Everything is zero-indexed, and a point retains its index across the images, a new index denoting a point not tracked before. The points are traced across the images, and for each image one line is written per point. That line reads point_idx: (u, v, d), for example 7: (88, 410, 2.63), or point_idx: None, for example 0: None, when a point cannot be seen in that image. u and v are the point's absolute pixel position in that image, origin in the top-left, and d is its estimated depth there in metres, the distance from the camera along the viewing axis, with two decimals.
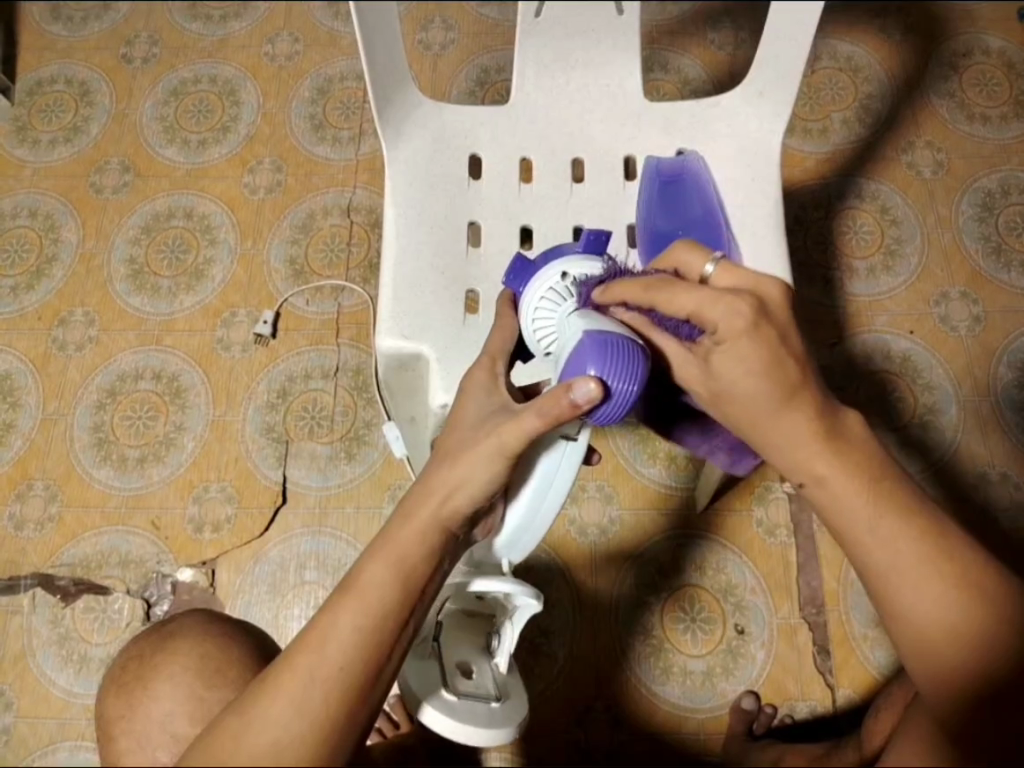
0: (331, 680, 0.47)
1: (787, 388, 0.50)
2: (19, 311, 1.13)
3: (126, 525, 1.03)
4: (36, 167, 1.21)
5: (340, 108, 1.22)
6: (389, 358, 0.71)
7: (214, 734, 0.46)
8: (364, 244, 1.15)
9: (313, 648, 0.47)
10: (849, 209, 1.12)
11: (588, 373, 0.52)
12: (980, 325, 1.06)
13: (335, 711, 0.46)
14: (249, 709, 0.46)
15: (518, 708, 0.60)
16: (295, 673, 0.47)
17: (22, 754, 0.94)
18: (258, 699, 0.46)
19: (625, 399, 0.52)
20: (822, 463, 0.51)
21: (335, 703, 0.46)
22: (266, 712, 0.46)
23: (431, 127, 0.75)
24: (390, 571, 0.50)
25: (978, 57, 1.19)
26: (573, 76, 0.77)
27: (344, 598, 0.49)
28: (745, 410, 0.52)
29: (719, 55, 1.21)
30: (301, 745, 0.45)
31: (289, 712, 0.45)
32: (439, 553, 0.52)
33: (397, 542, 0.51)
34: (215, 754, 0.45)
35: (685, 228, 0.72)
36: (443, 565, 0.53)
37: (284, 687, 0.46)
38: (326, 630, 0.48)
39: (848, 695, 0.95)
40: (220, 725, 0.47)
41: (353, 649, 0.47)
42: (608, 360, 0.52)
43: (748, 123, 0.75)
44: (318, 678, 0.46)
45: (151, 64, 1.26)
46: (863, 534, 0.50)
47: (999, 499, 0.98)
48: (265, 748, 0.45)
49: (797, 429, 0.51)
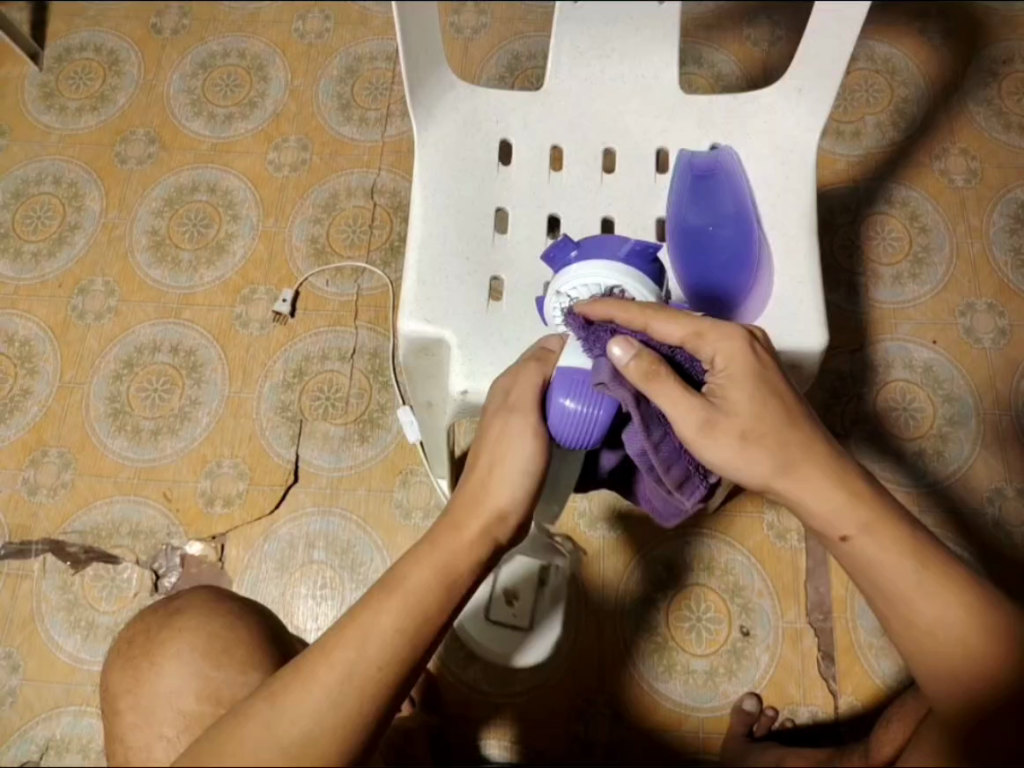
0: (367, 680, 0.47)
1: (802, 456, 0.51)
2: (40, 278, 1.14)
3: (138, 495, 1.04)
4: (61, 134, 1.21)
5: (368, 89, 1.21)
6: (411, 342, 0.71)
7: (245, 716, 0.46)
8: (386, 226, 1.14)
9: (353, 644, 0.47)
10: (878, 214, 1.11)
11: (562, 401, 0.55)
12: (1004, 338, 1.05)
13: (367, 710, 0.47)
14: (283, 696, 0.46)
15: None
16: (332, 668, 0.46)
17: (27, 717, 0.95)
18: (292, 689, 0.46)
19: (594, 426, 0.55)
20: (866, 513, 0.50)
21: (366, 703, 0.47)
22: (301, 703, 0.46)
23: (463, 111, 0.75)
24: (434, 579, 0.50)
25: (1018, 65, 1.17)
26: (608, 66, 0.75)
27: (386, 600, 0.49)
28: (783, 461, 0.51)
29: (754, 52, 1.19)
30: (330, 739, 0.45)
31: (323, 707, 0.46)
32: (479, 560, 0.52)
33: (445, 549, 0.51)
34: (245, 740, 0.45)
35: (716, 224, 0.73)
36: (483, 575, 0.53)
37: (319, 681, 0.46)
38: (368, 627, 0.48)
39: (850, 702, 0.95)
40: (249, 706, 0.46)
41: (392, 652, 0.47)
42: (578, 391, 0.55)
43: (785, 121, 0.74)
44: (355, 677, 0.46)
45: (181, 35, 1.25)
46: (883, 586, 0.51)
47: (1013, 514, 0.98)
48: (294, 741, 0.45)
49: (829, 497, 0.51)
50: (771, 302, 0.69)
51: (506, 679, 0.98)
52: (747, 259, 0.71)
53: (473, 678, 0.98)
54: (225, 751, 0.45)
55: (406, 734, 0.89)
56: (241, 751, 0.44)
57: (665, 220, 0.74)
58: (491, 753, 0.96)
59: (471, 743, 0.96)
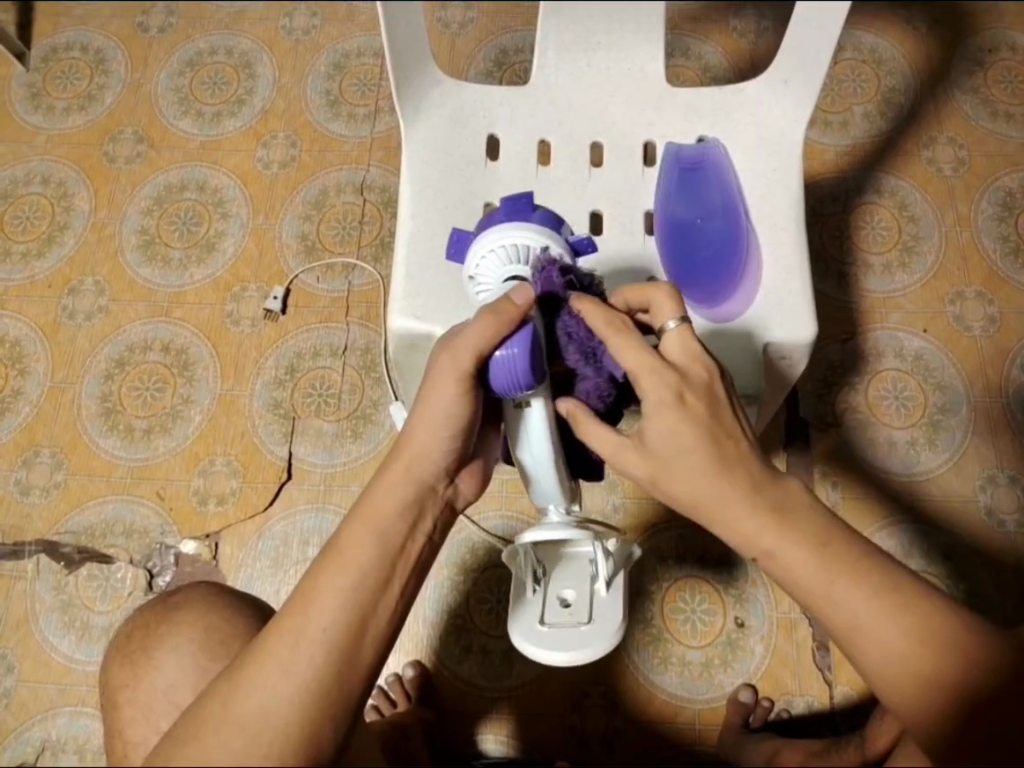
0: (316, 644, 0.49)
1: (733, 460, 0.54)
2: (30, 278, 1.14)
3: (131, 494, 1.03)
4: (50, 134, 1.20)
5: (356, 85, 1.21)
6: (401, 338, 0.71)
7: (205, 702, 0.49)
8: (376, 222, 1.14)
9: (298, 612, 0.50)
10: (866, 204, 1.11)
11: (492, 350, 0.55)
12: (995, 325, 1.05)
13: (319, 674, 0.49)
14: (238, 676, 0.49)
15: (612, 622, 0.64)
16: (279, 638, 0.49)
17: (22, 719, 0.95)
18: (246, 667, 0.49)
19: (513, 366, 0.55)
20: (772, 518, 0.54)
21: (320, 664, 0.49)
22: (255, 676, 0.48)
23: (450, 106, 0.75)
24: (368, 535, 0.53)
25: (1004, 53, 1.17)
26: (595, 59, 0.75)
27: (325, 562, 0.52)
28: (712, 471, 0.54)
29: (741, 44, 1.19)
30: (289, 705, 0.48)
31: (277, 675, 0.48)
32: (412, 508, 0.55)
33: (375, 507, 0.54)
34: (208, 723, 0.48)
35: (704, 216, 0.74)
36: (423, 525, 0.55)
37: (271, 653, 0.49)
38: (310, 595, 0.50)
39: (845, 692, 0.95)
40: (211, 691, 0.49)
41: (336, 613, 0.50)
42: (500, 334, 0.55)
43: (772, 111, 0.74)
44: (302, 641, 0.49)
45: (168, 34, 1.25)
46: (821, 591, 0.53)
47: (1006, 502, 0.98)
48: (253, 713, 0.47)
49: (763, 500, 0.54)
50: (761, 293, 0.70)
51: (500, 674, 0.98)
52: (734, 251, 0.72)
53: (468, 673, 0.98)
54: (189, 736, 0.47)
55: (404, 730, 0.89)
56: (205, 733, 0.47)
57: (654, 212, 0.74)
58: (489, 748, 0.96)
59: (470, 740, 0.96)
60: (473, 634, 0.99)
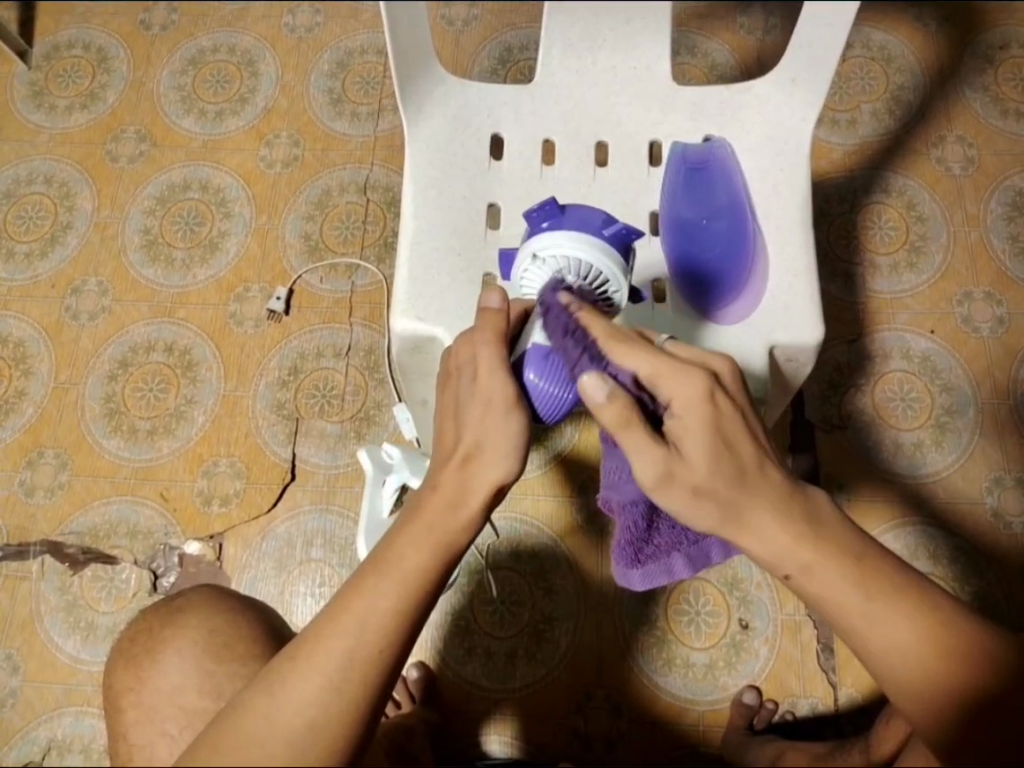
0: (367, 662, 0.49)
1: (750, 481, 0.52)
2: (32, 278, 1.13)
3: (136, 495, 1.03)
4: (52, 133, 1.20)
5: (360, 83, 1.20)
6: (403, 340, 0.70)
7: (240, 710, 0.48)
8: (380, 222, 1.13)
9: (351, 630, 0.49)
10: (874, 203, 1.10)
11: (528, 376, 0.58)
12: (1003, 327, 1.04)
13: (368, 694, 0.49)
14: (280, 687, 0.48)
15: None
16: (329, 657, 0.48)
17: (28, 717, 0.95)
18: (288, 679, 0.48)
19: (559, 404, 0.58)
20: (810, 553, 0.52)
21: (370, 680, 0.49)
22: (302, 692, 0.47)
23: (453, 106, 0.74)
24: (422, 558, 0.51)
25: (1014, 50, 1.16)
26: (600, 58, 0.74)
27: (379, 579, 0.50)
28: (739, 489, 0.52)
29: (748, 41, 1.18)
30: (336, 718, 0.48)
31: (324, 690, 0.48)
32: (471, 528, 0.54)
33: (437, 529, 0.52)
34: (248, 736, 0.47)
35: (709, 217, 0.73)
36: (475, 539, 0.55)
37: (318, 668, 0.48)
38: (365, 613, 0.49)
39: (849, 694, 0.95)
40: (247, 700, 0.48)
41: (389, 631, 0.49)
42: (545, 369, 0.57)
43: (780, 112, 0.73)
44: (355, 663, 0.48)
45: (170, 32, 1.24)
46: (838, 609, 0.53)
47: (1013, 504, 0.97)
48: (298, 728, 0.47)
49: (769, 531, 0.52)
50: (766, 293, 0.69)
51: (506, 674, 0.98)
52: (739, 253, 0.71)
53: (472, 673, 0.98)
54: (231, 749, 0.46)
55: (407, 730, 0.89)
56: (238, 747, 0.46)
57: (659, 213, 0.73)
58: (491, 748, 0.96)
59: (473, 740, 0.96)
60: (477, 635, 0.99)
